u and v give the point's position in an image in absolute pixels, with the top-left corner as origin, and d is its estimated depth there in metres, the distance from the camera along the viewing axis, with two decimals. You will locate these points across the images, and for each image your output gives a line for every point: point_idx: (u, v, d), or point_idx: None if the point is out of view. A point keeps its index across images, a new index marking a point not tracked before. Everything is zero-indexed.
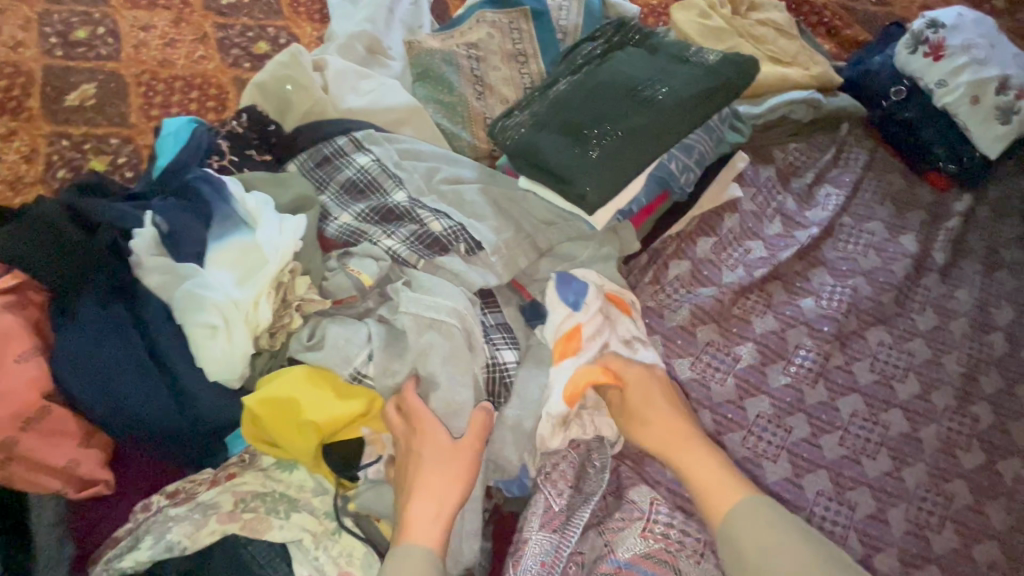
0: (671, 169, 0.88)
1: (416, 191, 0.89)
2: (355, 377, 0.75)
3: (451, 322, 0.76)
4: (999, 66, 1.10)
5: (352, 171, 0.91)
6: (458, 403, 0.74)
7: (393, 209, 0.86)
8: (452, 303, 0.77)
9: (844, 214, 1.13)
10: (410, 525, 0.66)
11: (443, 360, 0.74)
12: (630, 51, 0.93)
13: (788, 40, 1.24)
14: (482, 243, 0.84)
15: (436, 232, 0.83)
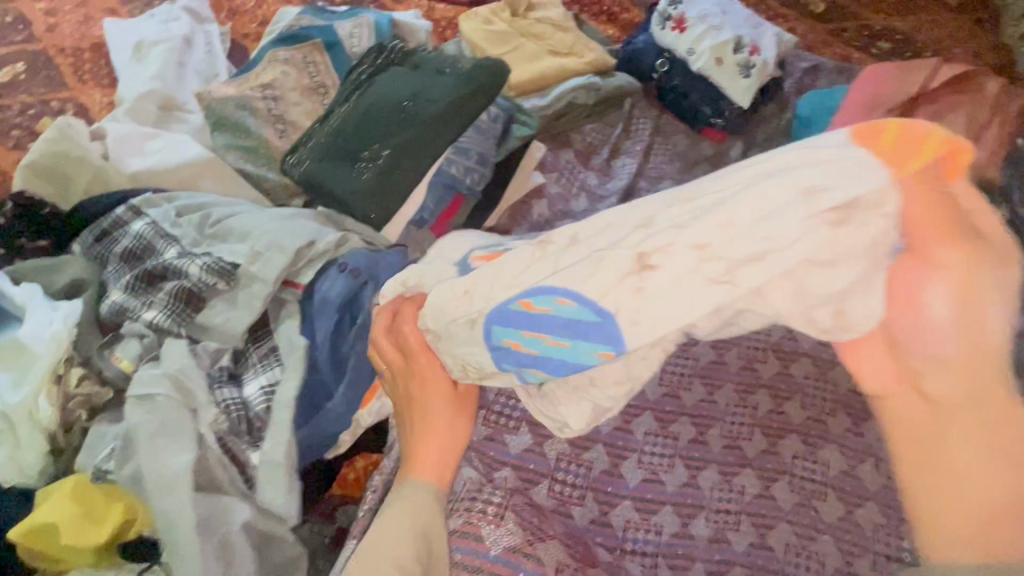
0: (452, 173, 0.94)
1: (189, 244, 0.88)
2: (97, 475, 0.76)
3: (155, 395, 0.76)
4: (732, 29, 1.26)
5: (127, 240, 0.89)
6: (167, 481, 0.72)
7: (154, 271, 0.85)
8: (163, 370, 0.78)
9: (640, 179, 1.26)
10: (416, 458, 0.79)
11: (148, 439, 0.74)
12: (393, 71, 0.97)
13: (564, 33, 1.35)
14: (237, 263, 0.84)
15: (192, 276, 0.83)
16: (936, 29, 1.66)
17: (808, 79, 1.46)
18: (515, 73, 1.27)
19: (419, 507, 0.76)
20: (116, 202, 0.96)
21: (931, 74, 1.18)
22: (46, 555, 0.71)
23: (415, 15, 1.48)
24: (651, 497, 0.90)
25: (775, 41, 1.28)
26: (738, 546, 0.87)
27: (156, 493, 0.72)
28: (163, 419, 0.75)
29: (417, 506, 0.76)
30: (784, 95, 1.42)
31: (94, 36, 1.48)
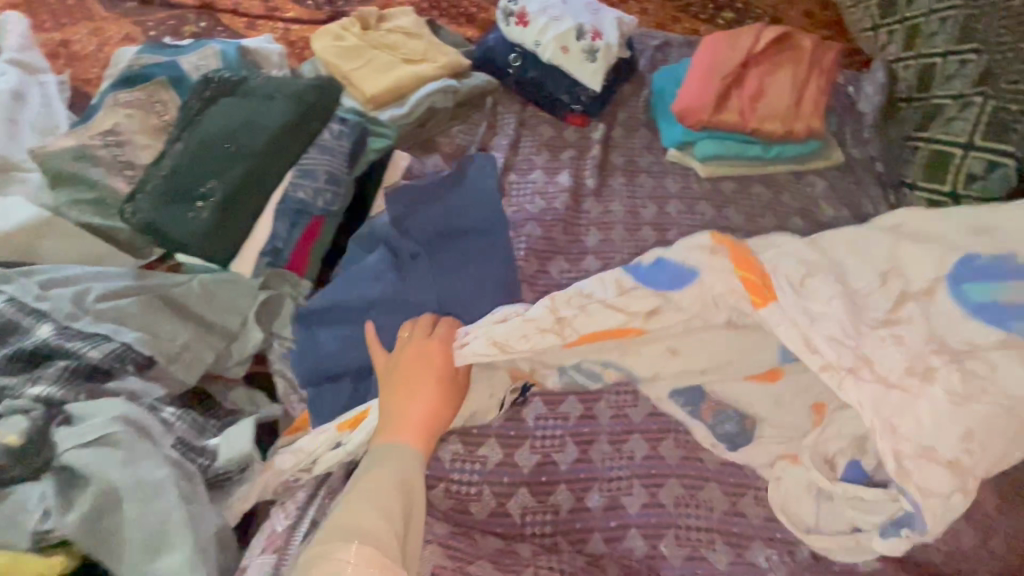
0: (301, 198, 0.93)
1: (63, 321, 0.87)
2: (37, 534, 0.63)
3: (112, 431, 0.70)
4: (572, 17, 1.31)
5: None
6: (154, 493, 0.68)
7: (35, 349, 0.82)
8: (98, 420, 0.71)
9: (510, 173, 1.29)
10: (397, 423, 0.77)
11: (118, 463, 0.68)
12: (222, 102, 0.96)
13: (417, 40, 1.37)
14: (155, 356, 0.88)
15: (96, 360, 0.83)
16: None
17: (659, 56, 1.54)
18: (371, 85, 1.27)
19: (401, 466, 0.72)
20: None
21: (756, 37, 1.27)
22: None
23: (267, 39, 1.45)
24: (547, 479, 0.92)
25: (616, 23, 1.34)
26: (633, 509, 0.91)
27: (99, 533, 0.65)
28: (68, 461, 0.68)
29: (402, 464, 0.72)
30: (640, 74, 1.49)
31: None
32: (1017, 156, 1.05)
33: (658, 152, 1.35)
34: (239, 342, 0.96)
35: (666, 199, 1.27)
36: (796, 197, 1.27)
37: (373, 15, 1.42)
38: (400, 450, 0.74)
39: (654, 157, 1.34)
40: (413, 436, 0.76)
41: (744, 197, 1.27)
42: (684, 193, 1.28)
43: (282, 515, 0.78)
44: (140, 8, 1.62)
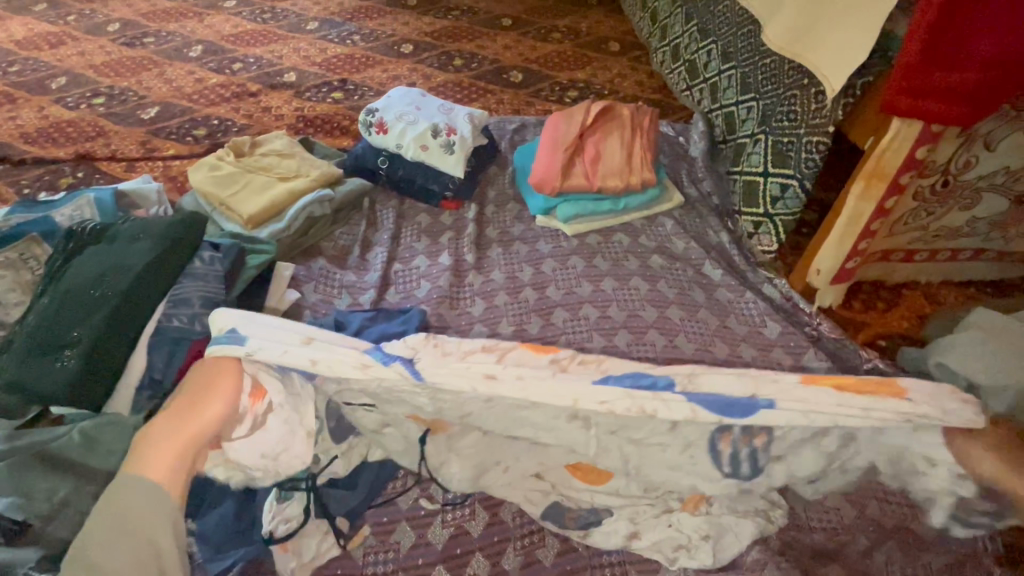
0: (178, 326, 0.96)
1: None
2: None
3: None
4: (426, 119, 1.47)
5: None
6: None
7: None
8: None
9: (395, 262, 1.38)
10: (152, 453, 0.79)
11: None
12: (86, 252, 1.00)
13: (290, 160, 1.48)
14: (24, 521, 0.85)
15: None
16: (607, 72, 2.08)
17: (518, 137, 1.73)
18: (247, 207, 1.34)
19: (149, 500, 0.76)
20: None
21: (586, 112, 1.48)
22: None
23: (145, 179, 1.52)
24: (461, 551, 0.94)
25: (467, 118, 1.50)
26: (547, 561, 0.94)
27: None
28: None
29: (140, 505, 0.76)
30: (502, 155, 1.67)
31: None
32: (796, 177, 1.29)
33: (528, 219, 1.49)
34: None
35: (541, 260, 1.39)
36: (651, 238, 1.43)
37: (246, 143, 1.53)
38: (150, 484, 0.77)
39: (525, 225, 1.48)
40: (166, 476, 0.78)
41: (608, 245, 1.42)
42: (556, 251, 1.41)
43: None
44: (14, 169, 1.66)
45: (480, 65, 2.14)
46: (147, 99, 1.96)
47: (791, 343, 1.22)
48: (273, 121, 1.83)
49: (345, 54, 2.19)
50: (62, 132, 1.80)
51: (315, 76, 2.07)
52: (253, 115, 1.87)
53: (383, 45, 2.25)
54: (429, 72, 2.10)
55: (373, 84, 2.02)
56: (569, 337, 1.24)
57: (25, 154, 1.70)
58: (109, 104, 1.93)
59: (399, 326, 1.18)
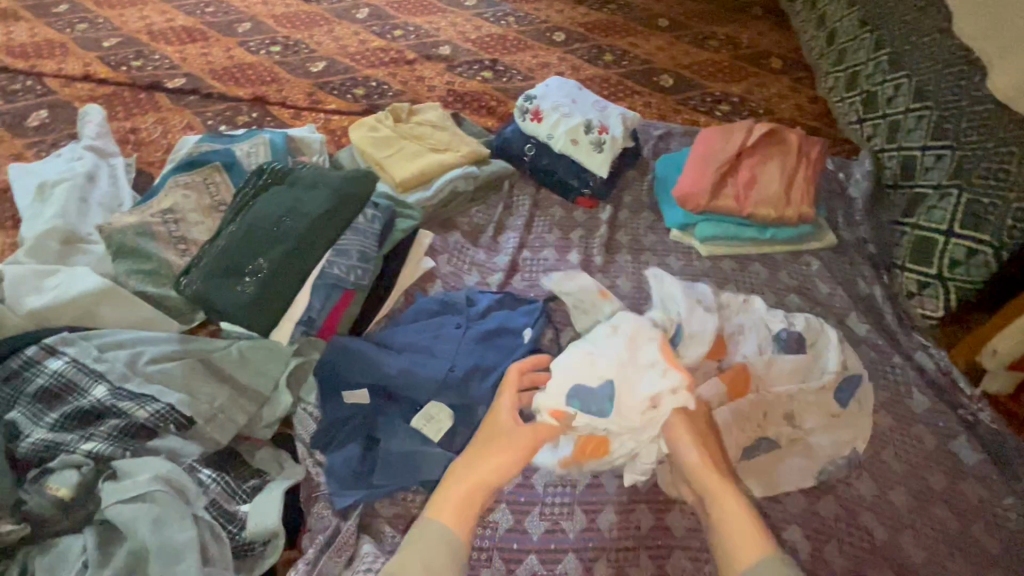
0: (337, 274, 1.05)
1: (118, 379, 0.96)
2: None
3: (153, 490, 0.79)
4: (582, 113, 1.46)
5: (44, 379, 0.95)
6: (172, 552, 0.74)
7: (91, 409, 0.92)
8: (149, 474, 0.80)
9: (524, 250, 1.40)
10: (447, 502, 0.82)
11: (152, 528, 0.75)
12: (272, 190, 1.09)
13: (442, 132, 1.53)
14: (192, 417, 0.95)
15: (141, 419, 0.91)
16: (765, 90, 1.97)
17: (662, 145, 1.68)
18: (399, 172, 1.41)
19: (452, 547, 0.78)
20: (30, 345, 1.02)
21: (749, 133, 1.40)
22: None
23: (311, 128, 1.64)
24: (555, 548, 0.96)
25: (621, 118, 1.49)
26: None
27: None
28: (117, 513, 0.77)
29: (435, 544, 0.77)
30: (643, 160, 1.63)
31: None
32: (992, 245, 1.18)
33: (661, 232, 1.46)
34: (268, 405, 1.02)
35: None
36: (794, 276, 1.36)
37: (405, 109, 1.59)
38: (442, 533, 0.78)
39: (658, 237, 1.45)
40: (457, 518, 0.80)
41: (744, 275, 1.36)
42: (687, 271, 1.38)
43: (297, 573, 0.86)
44: (202, 101, 1.86)
45: (630, 63, 2.09)
46: (316, 53, 2.10)
47: (938, 423, 1.12)
48: (426, 91, 1.91)
49: (497, 35, 2.23)
50: (242, 74, 1.99)
51: (468, 52, 2.12)
52: (407, 82, 1.95)
53: (535, 30, 2.26)
54: (578, 64, 2.09)
55: (522, 67, 2.04)
56: None
57: (210, 89, 1.90)
58: (283, 53, 2.10)
59: (524, 319, 1.19)
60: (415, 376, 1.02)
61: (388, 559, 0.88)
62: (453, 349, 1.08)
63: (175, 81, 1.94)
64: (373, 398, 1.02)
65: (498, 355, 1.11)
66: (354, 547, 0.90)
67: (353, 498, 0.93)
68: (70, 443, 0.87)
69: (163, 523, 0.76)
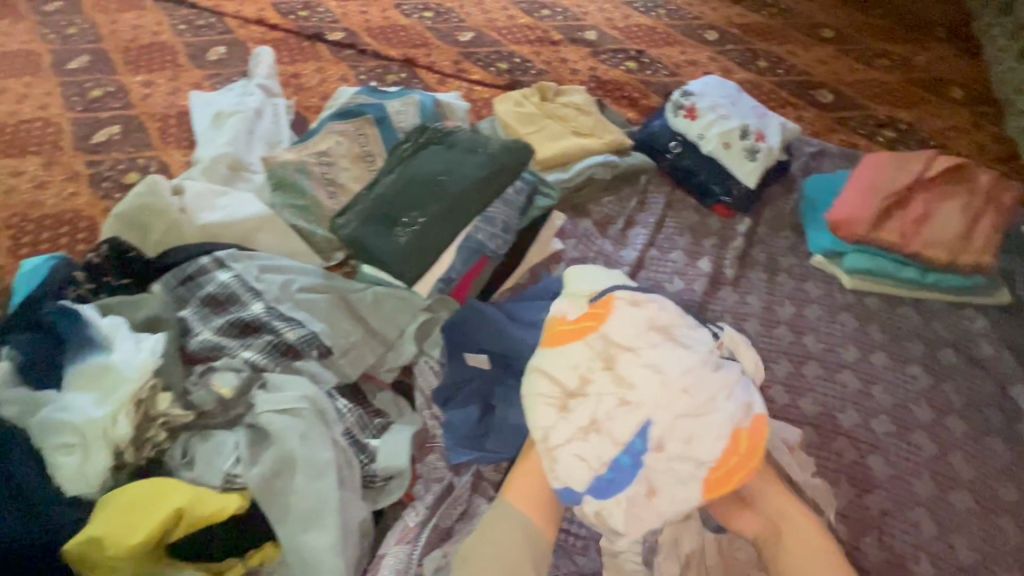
0: (479, 240, 1.08)
1: (273, 299, 1.04)
2: (226, 482, 0.82)
3: (301, 406, 0.85)
4: (739, 118, 1.40)
5: (213, 287, 1.05)
6: (315, 466, 0.81)
7: (250, 321, 1.00)
8: (300, 391, 0.87)
9: (652, 248, 1.36)
10: (520, 487, 0.85)
11: (300, 440, 0.82)
12: (432, 148, 1.14)
13: (587, 116, 1.51)
14: (332, 347, 1.01)
15: (290, 339, 0.98)
16: (939, 121, 1.77)
17: (814, 164, 1.56)
18: (540, 150, 1.41)
19: (531, 539, 0.81)
20: (197, 254, 1.11)
21: (926, 165, 1.30)
22: (92, 563, 0.72)
23: (456, 95, 1.68)
24: None
25: (779, 129, 1.42)
26: None
27: (290, 491, 0.80)
28: (270, 420, 0.84)
29: (503, 542, 0.80)
30: (790, 176, 1.52)
31: (180, 106, 1.77)
32: None
33: (802, 255, 1.37)
34: (393, 351, 1.06)
35: (806, 303, 1.28)
36: (952, 330, 1.22)
37: (551, 89, 1.59)
38: (517, 523, 0.82)
39: (797, 259, 1.36)
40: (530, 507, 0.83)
41: (892, 317, 1.24)
42: (826, 301, 1.28)
43: (415, 514, 0.91)
44: (357, 56, 1.96)
45: (786, 72, 1.96)
46: (465, 23, 2.14)
47: None
48: (568, 74, 1.89)
49: (646, 26, 2.16)
50: (395, 35, 2.07)
51: (615, 40, 2.07)
52: (551, 63, 1.94)
53: (686, 26, 2.17)
54: (728, 66, 1.98)
55: (669, 61, 1.97)
56: (818, 396, 1.13)
57: (365, 46, 1.99)
58: (434, 20, 2.16)
59: None
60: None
61: None
62: None
63: (335, 34, 2.05)
64: (492, 364, 1.04)
65: None
66: (465, 502, 0.94)
67: (467, 456, 0.95)
68: (231, 348, 0.97)
69: (309, 438, 0.83)
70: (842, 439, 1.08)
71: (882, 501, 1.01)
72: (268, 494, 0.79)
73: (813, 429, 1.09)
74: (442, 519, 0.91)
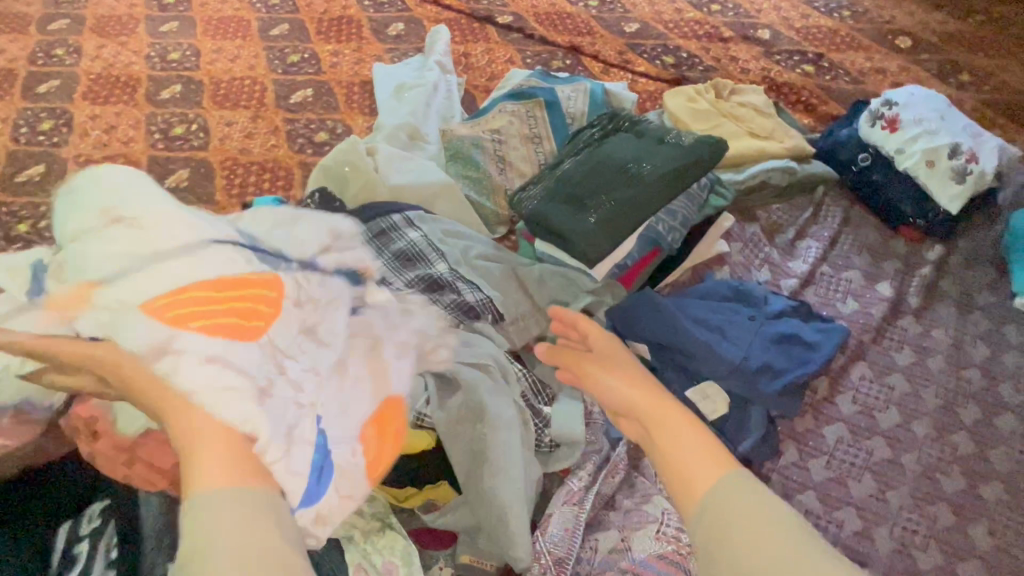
0: (659, 231, 1.07)
1: (454, 262, 1.12)
2: (417, 420, 0.86)
3: (489, 363, 0.92)
4: (949, 135, 1.28)
5: (403, 244, 1.15)
6: (501, 420, 0.86)
7: (436, 278, 1.08)
8: (487, 349, 0.94)
9: (824, 263, 1.28)
10: (230, 470, 0.57)
11: (489, 392, 0.87)
12: (620, 136, 1.15)
13: (765, 118, 1.45)
14: (504, 315, 1.07)
15: (470, 301, 1.05)
16: None
17: None
18: None
19: (256, 514, 0.54)
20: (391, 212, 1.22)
21: None
22: None
23: (623, 86, 1.68)
24: None
25: (995, 151, 1.28)
26: None
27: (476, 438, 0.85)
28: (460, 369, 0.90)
29: (229, 518, 0.52)
30: (995, 205, 1.36)
31: (363, 76, 1.93)
32: None
33: (1002, 295, 1.22)
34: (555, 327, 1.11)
35: (1003, 348, 1.15)
36: None
37: (728, 87, 1.54)
38: (229, 501, 0.54)
39: (995, 299, 1.22)
40: (241, 481, 0.56)
41: None
42: None
43: (582, 478, 0.89)
44: (523, 41, 2.02)
45: (994, 90, 1.74)
46: (631, 14, 2.13)
47: None
48: (739, 73, 1.81)
49: (827, 28, 2.01)
50: (561, 22, 2.10)
51: (791, 40, 1.95)
52: (720, 60, 1.88)
53: (875, 29, 1.99)
54: (922, 77, 1.80)
55: (852, 67, 1.82)
56: (1012, 452, 1.02)
57: (533, 31, 2.05)
58: (600, 9, 2.16)
59: (819, 334, 1.10)
60: (712, 351, 1.01)
61: (673, 512, 0.87)
62: (750, 339, 1.05)
63: (504, 18, 2.12)
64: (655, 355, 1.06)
65: (792, 361, 1.05)
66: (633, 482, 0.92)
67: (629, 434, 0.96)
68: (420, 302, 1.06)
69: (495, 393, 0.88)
70: None
71: None
72: (457, 437, 0.85)
73: (1004, 487, 0.98)
74: (606, 488, 0.90)
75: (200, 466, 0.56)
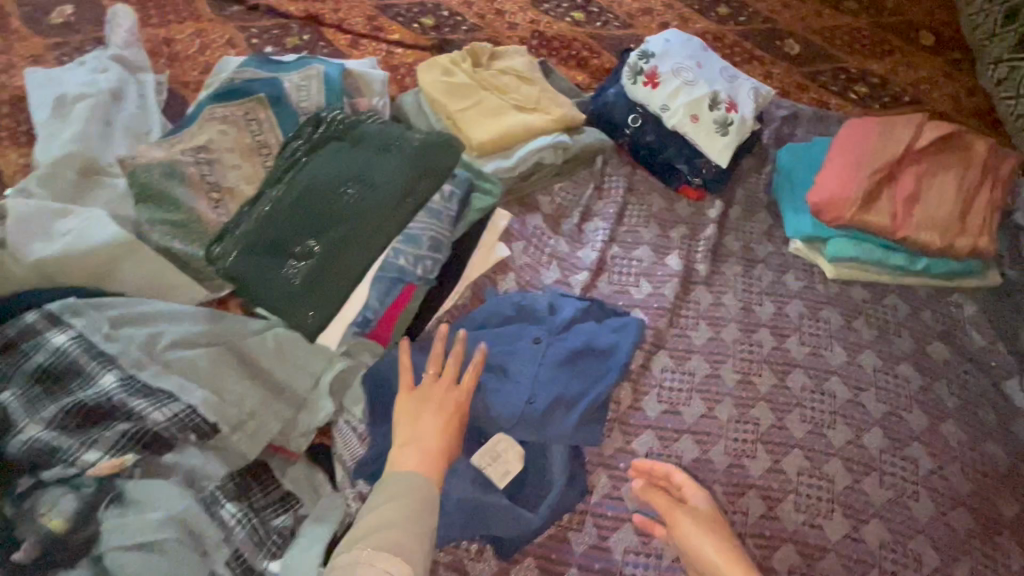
0: (400, 265, 0.87)
1: (131, 366, 0.79)
2: None
3: (163, 535, 0.67)
4: (706, 83, 1.20)
5: (45, 355, 0.78)
6: None
7: (96, 403, 0.75)
8: (165, 510, 0.69)
9: (614, 244, 1.16)
10: (415, 460, 0.77)
11: None
12: (333, 148, 0.92)
13: (530, 86, 1.26)
14: (217, 425, 0.78)
15: (157, 423, 0.74)
16: (912, 72, 1.63)
17: (787, 129, 1.38)
18: (476, 133, 1.17)
19: (424, 505, 0.74)
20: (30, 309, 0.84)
21: (917, 132, 1.15)
22: None
23: (371, 63, 1.38)
24: None
25: (752, 93, 1.22)
26: None
27: None
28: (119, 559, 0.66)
29: (402, 507, 0.72)
30: (761, 146, 1.34)
31: (14, 88, 1.38)
32: None
33: (779, 242, 1.20)
34: (306, 411, 0.85)
35: (787, 298, 1.13)
36: (939, 318, 1.12)
37: (486, 52, 1.32)
38: (414, 485, 0.75)
39: (774, 247, 1.20)
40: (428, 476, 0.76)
41: (877, 309, 1.12)
42: (808, 295, 1.13)
43: None
44: (246, 14, 1.60)
45: (749, 19, 1.74)
46: None
47: None
48: (506, 30, 1.60)
49: None
50: None
51: None
52: (484, 15, 1.65)
53: None
54: (686, 13, 1.74)
55: (621, 10, 1.71)
56: (806, 412, 1.00)
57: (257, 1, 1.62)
58: None
59: (614, 334, 0.98)
60: (487, 405, 0.87)
61: None
62: (532, 374, 0.90)
63: None
64: None
65: (585, 381, 0.92)
66: None
67: None
68: (69, 450, 0.71)
69: None
70: (833, 461, 0.95)
71: (879, 532, 0.90)
72: None
73: (802, 453, 0.96)
74: None
75: (402, 455, 0.77)
